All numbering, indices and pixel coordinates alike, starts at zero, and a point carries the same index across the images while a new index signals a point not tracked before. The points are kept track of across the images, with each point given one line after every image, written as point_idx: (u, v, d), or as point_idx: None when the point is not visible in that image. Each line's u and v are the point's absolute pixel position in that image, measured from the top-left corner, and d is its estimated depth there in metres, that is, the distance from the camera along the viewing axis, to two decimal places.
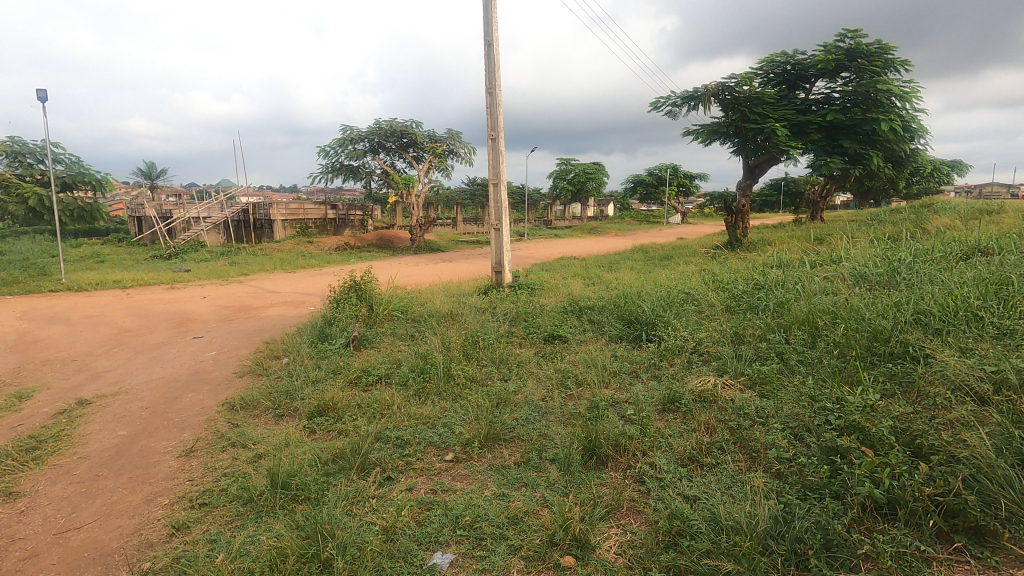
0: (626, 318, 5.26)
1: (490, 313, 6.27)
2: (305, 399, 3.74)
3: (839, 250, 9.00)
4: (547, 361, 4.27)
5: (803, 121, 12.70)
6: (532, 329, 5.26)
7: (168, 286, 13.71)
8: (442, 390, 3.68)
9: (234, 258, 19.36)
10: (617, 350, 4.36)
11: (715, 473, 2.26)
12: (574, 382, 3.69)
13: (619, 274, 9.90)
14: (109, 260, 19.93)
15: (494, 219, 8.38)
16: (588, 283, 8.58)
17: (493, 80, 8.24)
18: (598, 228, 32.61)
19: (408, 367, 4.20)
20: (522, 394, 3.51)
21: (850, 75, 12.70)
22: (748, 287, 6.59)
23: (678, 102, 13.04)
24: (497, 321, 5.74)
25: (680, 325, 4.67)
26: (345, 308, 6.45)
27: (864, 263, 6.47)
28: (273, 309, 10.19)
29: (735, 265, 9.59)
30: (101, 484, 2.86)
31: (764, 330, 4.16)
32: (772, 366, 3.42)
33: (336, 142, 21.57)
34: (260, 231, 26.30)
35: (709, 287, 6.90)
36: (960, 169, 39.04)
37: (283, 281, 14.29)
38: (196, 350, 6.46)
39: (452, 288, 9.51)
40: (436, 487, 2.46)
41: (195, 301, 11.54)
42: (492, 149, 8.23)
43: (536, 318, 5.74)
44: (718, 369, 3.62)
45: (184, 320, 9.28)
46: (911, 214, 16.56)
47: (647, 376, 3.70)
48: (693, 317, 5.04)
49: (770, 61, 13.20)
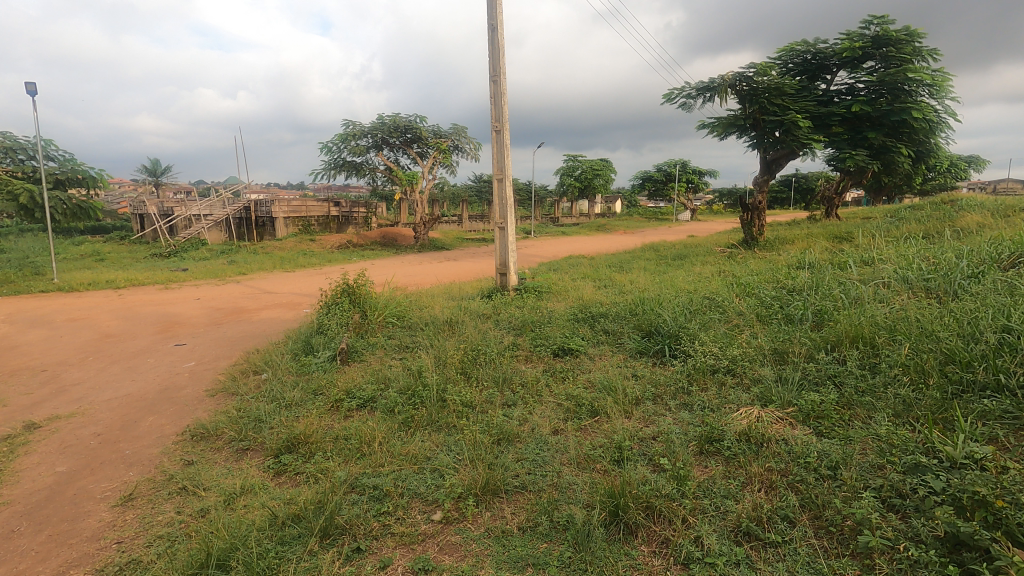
0: (645, 328, 4.71)
1: (493, 320, 5.75)
2: (275, 429, 3.21)
3: (867, 251, 8.40)
4: (558, 382, 3.73)
5: (825, 113, 12.04)
6: (539, 340, 4.72)
7: (163, 286, 13.28)
8: (435, 420, 3.15)
9: (235, 256, 18.92)
10: (637, 369, 3.82)
11: (786, 561, 1.72)
12: (589, 412, 3.15)
13: (631, 275, 9.30)
14: (107, 259, 19.62)
15: (498, 216, 7.83)
16: (599, 285, 8.04)
17: (496, 68, 7.68)
18: (605, 225, 32.09)
19: (397, 390, 3.67)
20: (528, 426, 2.98)
21: (875, 64, 12.02)
22: (776, 291, 6.01)
23: (692, 93, 12.45)
24: (500, 331, 5.20)
25: (710, 339, 4.12)
26: (337, 314, 5.95)
27: (908, 266, 5.84)
28: (268, 311, 9.71)
29: (755, 267, 9.00)
30: (13, 544, 2.34)
31: (810, 347, 3.60)
32: (829, 396, 2.86)
33: (339, 138, 21.07)
34: (262, 229, 25.88)
35: (733, 291, 6.33)
36: (978, 165, 38.05)
37: (281, 281, 13.80)
38: (175, 359, 5.96)
39: (455, 290, 9.01)
40: (418, 567, 1.91)
41: (189, 302, 11.07)
42: (496, 143, 7.68)
43: (544, 327, 5.21)
44: (760, 398, 3.07)
45: (172, 324, 8.80)
46: (935, 210, 15.84)
47: (677, 404, 3.16)
48: (720, 328, 4.47)
49: (791, 49, 12.52)
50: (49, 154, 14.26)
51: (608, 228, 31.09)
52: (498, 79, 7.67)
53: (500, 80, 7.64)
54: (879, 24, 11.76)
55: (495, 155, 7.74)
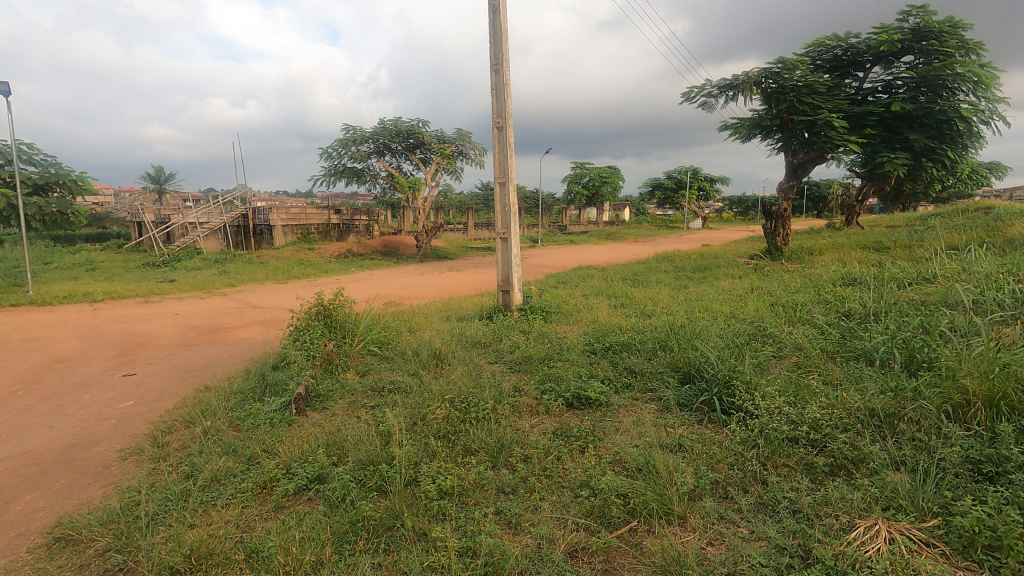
0: (682, 371, 3.74)
1: (492, 352, 4.79)
2: (170, 534, 2.24)
3: (922, 265, 7.39)
4: (575, 454, 2.77)
5: (861, 112, 11.00)
6: (549, 385, 3.74)
7: (143, 299, 12.41)
8: (398, 526, 2.18)
9: (227, 266, 18.06)
10: (683, 436, 2.85)
11: None
12: (623, 516, 2.17)
13: (649, 291, 8.30)
14: (98, 268, 18.84)
15: (500, 226, 6.86)
16: (615, 304, 7.06)
17: (498, 55, 6.72)
18: (615, 234, 31.10)
19: (355, 464, 2.70)
20: (536, 548, 2.00)
21: (914, 59, 10.95)
22: (832, 318, 4.99)
23: (713, 91, 11.49)
24: (500, 368, 4.24)
25: (774, 392, 3.16)
26: (307, 342, 5.00)
27: (995, 288, 4.81)
28: (247, 330, 8.78)
29: (790, 282, 7.99)
30: None
31: (923, 411, 2.61)
32: (1005, 513, 1.84)
33: (339, 143, 20.23)
34: (260, 237, 25.09)
35: (778, 315, 5.32)
36: (1000, 172, 36.74)
37: (270, 294, 12.87)
38: (113, 396, 4.98)
39: (454, 308, 8.04)
40: None
41: (165, 318, 10.16)
42: (497, 141, 6.73)
43: (555, 362, 4.25)
44: (878, 499, 2.09)
45: (136, 345, 7.86)
46: (970, 219, 14.76)
47: (751, 504, 2.18)
48: (782, 374, 3.48)
49: (820, 45, 11.59)
50: (31, 158, 13.46)
51: (617, 236, 30.03)
52: (501, 68, 6.71)
53: (502, 68, 6.70)
54: (919, 15, 10.75)
55: (496, 155, 6.80)
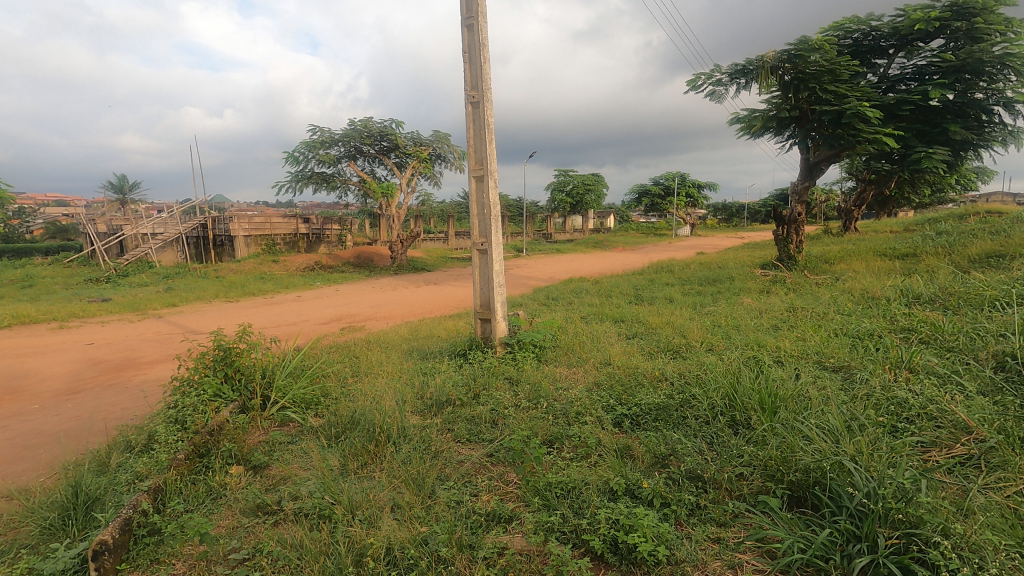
0: (787, 483, 2.16)
1: (465, 425, 3.17)
2: None
3: (1002, 277, 5.96)
4: None
5: (893, 101, 9.68)
6: (557, 513, 2.13)
7: (60, 324, 10.47)
8: None
9: (176, 281, 16.13)
10: None
11: None
12: None
13: (663, 312, 6.73)
14: (32, 286, 16.73)
15: (477, 234, 5.23)
16: (627, 333, 5.49)
17: (472, 7, 5.11)
18: (602, 242, 29.62)
19: None
20: None
21: (947, 41, 9.58)
22: (956, 365, 3.44)
23: (723, 79, 10.08)
24: (476, 468, 2.63)
25: (1013, 557, 1.59)
26: (184, 407, 3.30)
27: None
28: (163, 365, 6.98)
29: (834, 301, 6.46)
30: None
31: None
32: None
33: (304, 146, 18.52)
34: (222, 248, 23.09)
35: (869, 357, 3.75)
36: (987, 176, 35.99)
37: (215, 315, 11.04)
38: None
39: (422, 338, 6.38)
40: None
41: (72, 350, 8.26)
42: (472, 122, 5.14)
43: (562, 455, 2.63)
44: None
45: (5, 394, 5.98)
46: (990, 224, 13.53)
47: None
48: (987, 500, 1.91)
49: (838, 28, 10.25)
50: None
51: (604, 244, 28.56)
52: (475, 23, 5.10)
53: (476, 24, 5.10)
54: None
55: (472, 140, 5.20)
